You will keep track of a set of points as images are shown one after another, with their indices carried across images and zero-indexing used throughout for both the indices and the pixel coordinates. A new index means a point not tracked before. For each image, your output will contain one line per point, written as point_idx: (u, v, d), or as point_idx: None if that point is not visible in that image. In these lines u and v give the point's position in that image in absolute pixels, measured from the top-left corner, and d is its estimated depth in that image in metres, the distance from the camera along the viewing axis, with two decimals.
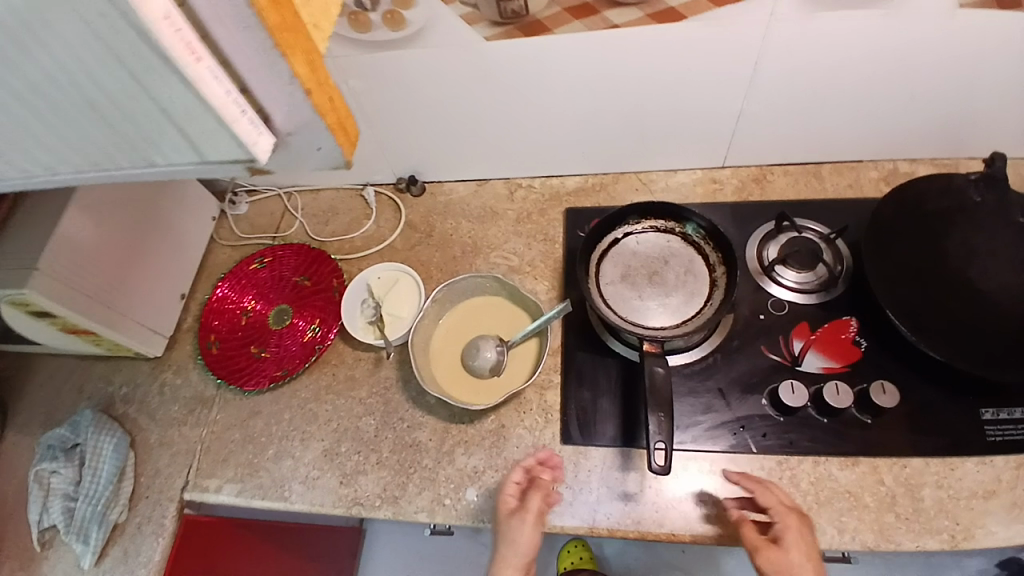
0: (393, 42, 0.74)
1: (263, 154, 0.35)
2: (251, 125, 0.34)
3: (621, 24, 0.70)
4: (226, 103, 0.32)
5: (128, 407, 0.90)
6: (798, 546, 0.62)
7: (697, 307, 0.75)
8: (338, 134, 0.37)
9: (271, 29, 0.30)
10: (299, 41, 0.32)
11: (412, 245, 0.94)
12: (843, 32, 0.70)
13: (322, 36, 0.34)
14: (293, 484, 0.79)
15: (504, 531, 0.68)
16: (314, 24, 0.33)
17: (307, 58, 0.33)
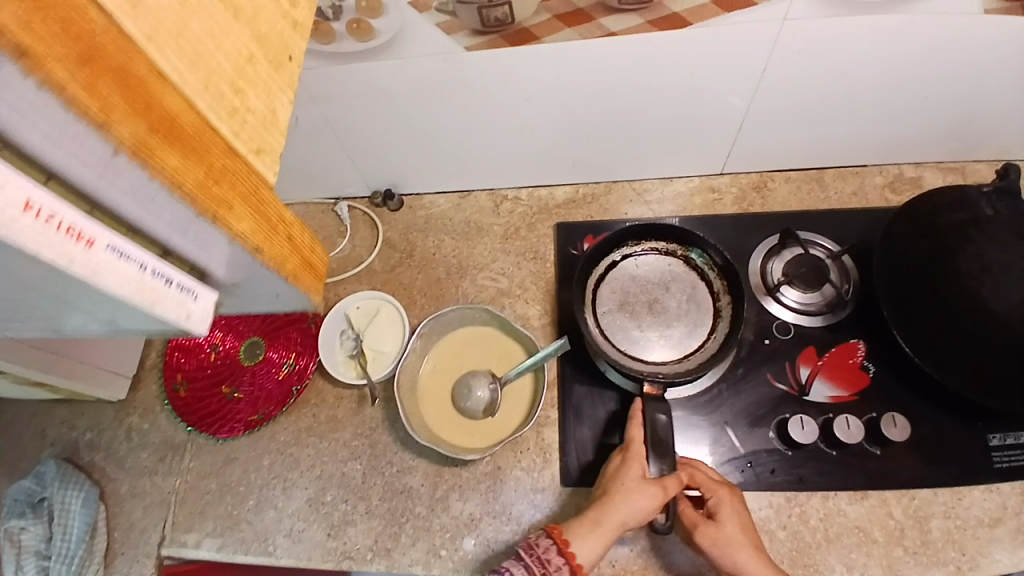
0: (361, 54, 0.64)
1: (201, 325, 0.30)
2: (183, 293, 0.28)
3: (618, 32, 0.62)
4: (148, 282, 0.26)
5: (94, 454, 0.82)
6: (733, 516, 0.62)
7: (697, 342, 0.71)
8: (301, 274, 0.33)
9: (194, 193, 0.25)
10: (234, 189, 0.27)
11: (391, 267, 0.87)
12: (864, 35, 0.63)
13: (272, 159, 0.29)
14: (277, 537, 0.74)
15: (621, 487, 0.62)
16: (256, 154, 0.28)
17: (248, 205, 0.28)
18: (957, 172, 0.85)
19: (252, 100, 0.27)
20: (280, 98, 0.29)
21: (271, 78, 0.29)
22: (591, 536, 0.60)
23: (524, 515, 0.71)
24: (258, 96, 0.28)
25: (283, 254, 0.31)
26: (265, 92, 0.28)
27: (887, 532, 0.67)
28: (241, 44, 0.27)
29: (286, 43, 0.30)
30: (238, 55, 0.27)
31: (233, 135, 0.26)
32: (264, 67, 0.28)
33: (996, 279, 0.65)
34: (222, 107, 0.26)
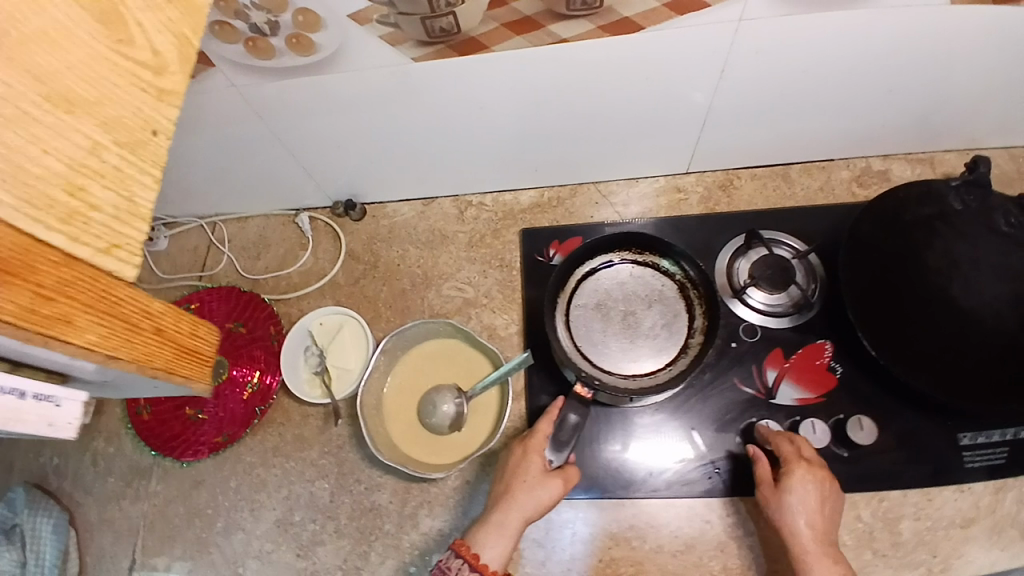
0: (303, 67, 0.61)
1: (69, 430, 0.30)
2: (40, 402, 0.28)
3: (570, 38, 0.59)
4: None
5: (62, 481, 0.80)
6: (801, 493, 0.61)
7: (650, 369, 0.69)
8: (179, 366, 0.33)
9: (17, 320, 0.24)
10: (75, 301, 0.26)
11: (356, 279, 0.86)
12: (825, 33, 0.61)
13: (129, 254, 0.28)
14: (248, 560, 0.73)
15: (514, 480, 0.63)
16: (106, 252, 0.27)
17: (92, 313, 0.27)
18: (925, 163, 0.84)
19: (97, 195, 0.26)
20: (137, 182, 0.28)
21: (124, 162, 0.27)
22: (495, 538, 0.60)
23: None
24: (106, 188, 0.27)
25: (148, 351, 0.31)
26: (115, 182, 0.27)
27: (855, 535, 0.69)
28: (80, 136, 0.26)
29: (148, 117, 0.28)
30: (75, 150, 0.26)
31: (69, 242, 0.26)
32: (114, 154, 0.27)
33: (964, 274, 0.64)
34: (53, 215, 0.25)
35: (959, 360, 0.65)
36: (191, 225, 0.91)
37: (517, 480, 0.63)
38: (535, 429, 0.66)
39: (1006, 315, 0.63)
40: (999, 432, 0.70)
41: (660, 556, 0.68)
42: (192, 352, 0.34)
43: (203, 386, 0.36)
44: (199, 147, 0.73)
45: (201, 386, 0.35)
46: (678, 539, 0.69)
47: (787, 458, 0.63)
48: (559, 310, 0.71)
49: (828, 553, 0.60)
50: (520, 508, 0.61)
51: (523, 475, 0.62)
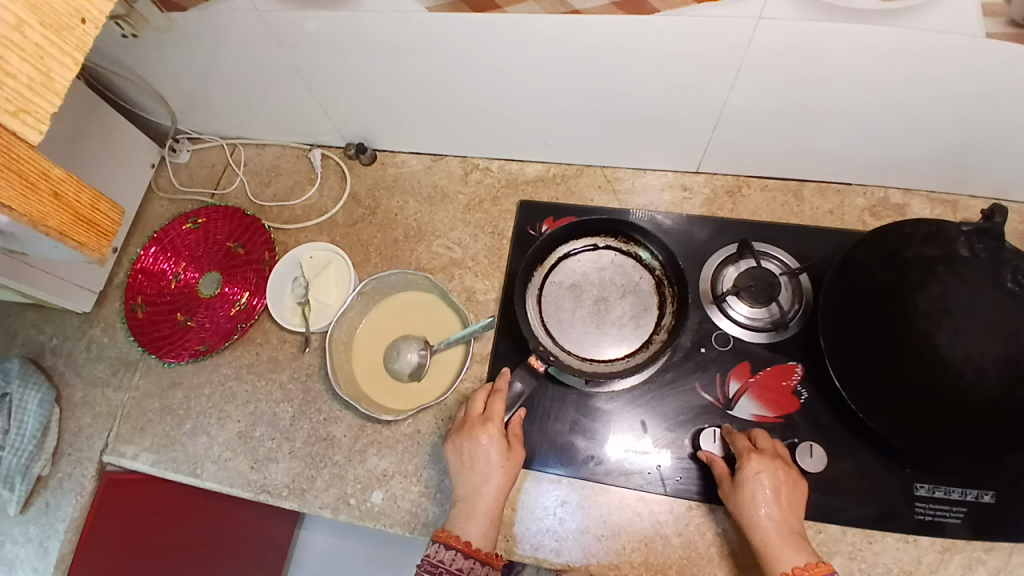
0: (323, 2, 0.63)
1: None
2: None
3: (583, 11, 0.59)
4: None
5: (56, 359, 0.87)
6: (758, 481, 0.61)
7: (608, 356, 0.70)
8: (73, 230, 0.39)
9: None
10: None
11: (353, 221, 0.88)
12: (846, 44, 0.58)
13: (34, 120, 0.34)
14: (205, 463, 0.78)
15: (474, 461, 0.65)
16: (14, 114, 0.33)
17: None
18: (949, 205, 0.79)
19: (14, 65, 0.32)
20: (55, 61, 0.34)
21: (44, 40, 0.33)
22: (477, 523, 0.63)
23: (433, 479, 0.73)
24: (23, 60, 0.32)
25: (44, 209, 0.36)
26: (33, 56, 0.33)
27: None
28: (8, 14, 0.31)
29: (76, 7, 0.35)
30: (2, 25, 0.31)
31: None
32: (35, 32, 0.33)
33: (953, 324, 0.61)
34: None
35: (933, 411, 0.61)
36: (213, 144, 0.95)
37: (485, 467, 0.65)
38: (492, 411, 0.68)
39: (995, 377, 0.59)
40: (959, 491, 0.67)
41: (585, 537, 0.69)
42: (89, 222, 0.41)
43: (91, 255, 0.41)
44: (222, 64, 0.77)
45: (91, 253, 0.41)
46: (607, 525, 0.69)
47: (740, 453, 0.64)
48: (533, 282, 0.73)
49: (791, 542, 0.58)
50: (492, 493, 0.64)
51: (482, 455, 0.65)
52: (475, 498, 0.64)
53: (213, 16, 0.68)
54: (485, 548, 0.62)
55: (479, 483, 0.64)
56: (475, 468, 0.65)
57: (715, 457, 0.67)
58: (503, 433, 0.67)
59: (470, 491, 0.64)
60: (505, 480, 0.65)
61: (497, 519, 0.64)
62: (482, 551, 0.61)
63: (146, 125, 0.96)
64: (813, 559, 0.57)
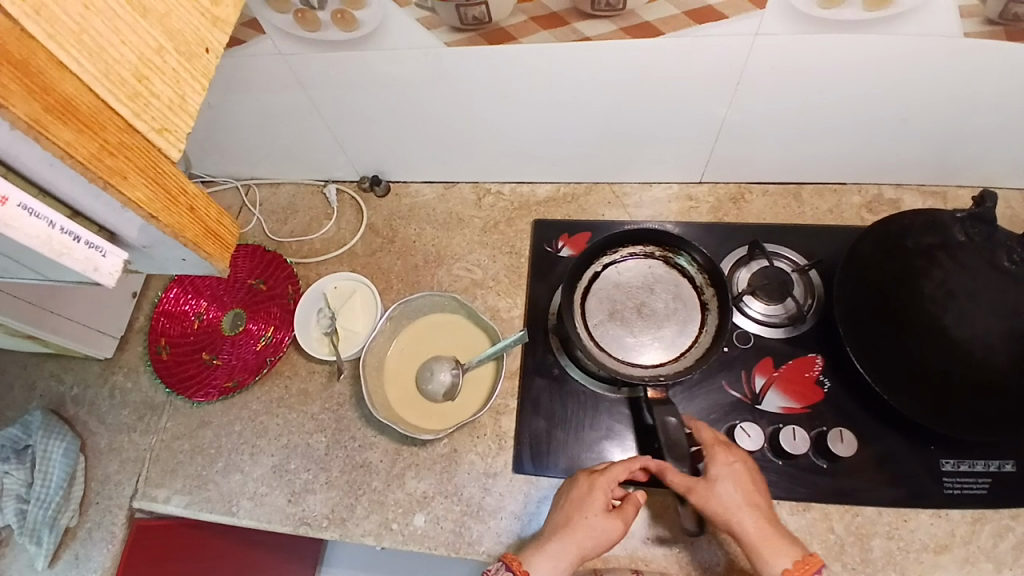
0: (346, 43, 0.67)
1: (110, 279, 0.32)
2: (90, 250, 0.31)
3: (592, 37, 0.63)
4: (53, 237, 0.29)
5: (78, 408, 0.86)
6: (732, 476, 0.63)
7: (668, 358, 0.72)
8: (205, 243, 0.36)
9: (85, 162, 0.28)
10: (128, 163, 0.30)
11: (373, 251, 0.90)
12: (837, 54, 0.63)
13: (176, 138, 0.32)
14: (240, 500, 0.77)
15: (569, 503, 0.65)
16: (156, 130, 0.31)
17: (143, 175, 0.31)
18: (939, 196, 0.85)
19: (156, 86, 0.31)
20: (189, 85, 0.33)
21: (180, 67, 0.32)
22: (547, 564, 0.61)
23: (474, 497, 0.73)
24: (164, 82, 0.31)
25: (183, 223, 0.34)
26: (172, 79, 0.32)
27: (824, 546, 0.68)
28: (149, 38, 0.31)
29: (202, 37, 0.34)
30: (145, 47, 0.30)
31: (132, 116, 0.30)
32: (173, 58, 0.32)
33: (959, 305, 0.63)
34: (121, 91, 0.29)
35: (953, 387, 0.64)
36: (228, 186, 0.97)
37: (578, 513, 0.63)
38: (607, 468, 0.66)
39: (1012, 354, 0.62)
40: (982, 463, 0.70)
41: (631, 541, 0.70)
42: (217, 235, 0.37)
43: (221, 271, 0.38)
44: (242, 108, 0.80)
45: (221, 269, 0.38)
46: (651, 527, 0.70)
47: (707, 450, 0.65)
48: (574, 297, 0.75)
49: (771, 535, 0.61)
50: (576, 542, 0.62)
51: (581, 502, 0.64)
52: (553, 540, 0.62)
53: (239, 62, 0.71)
54: None
55: (567, 524, 0.63)
56: (567, 510, 0.64)
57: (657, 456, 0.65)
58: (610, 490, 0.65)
59: (552, 530, 0.63)
60: (593, 535, 0.62)
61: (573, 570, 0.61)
62: None
63: None
64: (801, 550, 0.60)
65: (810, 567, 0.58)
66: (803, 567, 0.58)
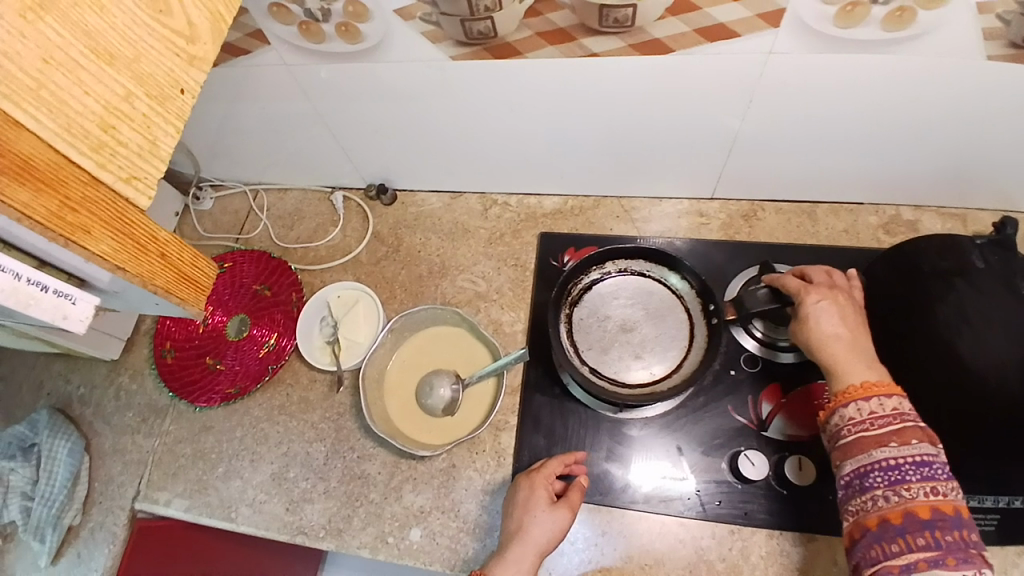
0: (349, 54, 0.66)
1: (81, 325, 0.32)
2: (58, 298, 0.31)
3: (600, 53, 0.62)
4: (21, 288, 0.30)
5: (85, 409, 0.87)
6: (821, 309, 0.62)
7: (688, 333, 0.70)
8: (177, 288, 0.37)
9: (46, 221, 0.29)
10: (93, 216, 0.31)
11: (377, 260, 0.90)
12: (853, 74, 0.61)
13: (144, 185, 0.34)
14: (239, 506, 0.78)
15: (516, 505, 0.66)
16: (123, 180, 0.33)
17: (108, 228, 0.32)
18: (958, 219, 0.82)
19: (124, 134, 0.32)
20: (160, 128, 0.34)
21: (151, 111, 0.34)
22: (510, 570, 0.62)
23: (470, 513, 0.73)
24: (132, 129, 0.33)
25: (153, 270, 0.35)
26: (141, 126, 0.33)
27: None
28: (117, 85, 0.32)
29: (177, 78, 0.35)
30: (112, 95, 0.32)
31: (97, 168, 0.31)
32: (142, 103, 0.33)
33: (975, 331, 0.60)
34: (85, 144, 0.31)
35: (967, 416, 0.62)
36: (237, 191, 0.97)
37: (525, 515, 0.65)
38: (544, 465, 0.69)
39: None
40: (993, 499, 0.68)
41: (628, 565, 0.69)
42: (190, 279, 0.39)
43: (196, 312, 0.40)
44: (248, 116, 0.80)
45: (195, 309, 0.39)
46: (649, 552, 0.69)
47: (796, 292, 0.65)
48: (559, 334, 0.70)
49: (861, 363, 0.59)
50: (531, 542, 0.63)
51: (524, 502, 0.66)
52: (509, 545, 0.64)
53: (245, 71, 0.71)
54: None
55: (521, 531, 0.64)
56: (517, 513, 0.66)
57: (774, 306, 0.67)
58: (548, 486, 0.67)
59: (509, 536, 0.64)
60: (545, 534, 0.64)
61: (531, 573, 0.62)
62: None
63: (170, 175, 0.99)
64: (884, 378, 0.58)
65: (881, 390, 0.56)
66: (869, 391, 0.57)
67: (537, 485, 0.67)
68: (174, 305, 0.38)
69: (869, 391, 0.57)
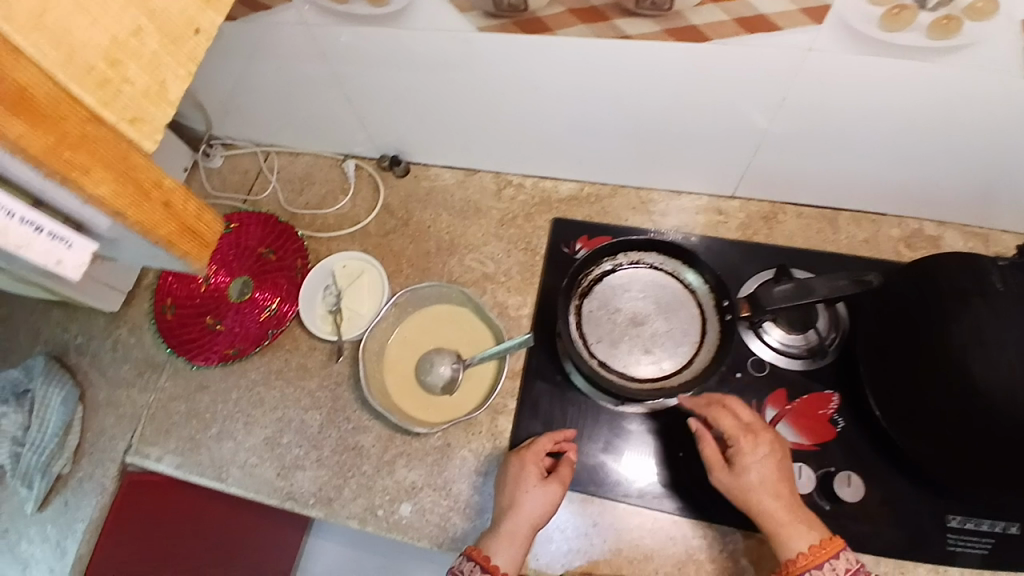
0: (372, 17, 0.64)
1: (76, 273, 0.33)
2: (53, 241, 0.31)
3: (633, 35, 0.60)
4: (12, 228, 0.30)
5: (81, 358, 0.87)
6: (750, 460, 0.62)
7: (699, 329, 0.69)
8: (180, 240, 0.35)
9: (41, 155, 0.28)
10: (90, 157, 0.30)
11: (386, 232, 0.88)
12: (890, 80, 0.59)
13: (150, 128, 0.32)
14: (230, 468, 0.78)
15: (509, 480, 0.66)
16: (127, 121, 0.31)
17: (109, 170, 0.31)
18: (980, 239, 0.80)
19: (129, 71, 0.31)
20: (170, 70, 0.33)
21: (161, 51, 0.32)
22: (506, 545, 0.62)
23: (462, 494, 0.72)
24: (138, 68, 0.32)
25: (155, 220, 0.33)
26: (149, 65, 0.32)
27: None
28: (126, 20, 0.31)
29: (192, 18, 0.33)
30: (121, 30, 0.31)
31: (98, 105, 0.30)
32: (152, 41, 0.32)
33: (987, 356, 0.58)
34: (88, 79, 0.30)
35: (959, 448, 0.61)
36: (248, 150, 0.95)
37: (518, 491, 0.65)
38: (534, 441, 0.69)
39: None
40: (989, 522, 0.67)
41: (616, 559, 0.68)
42: (195, 231, 0.36)
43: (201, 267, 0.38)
44: (263, 74, 0.78)
45: (200, 266, 0.37)
46: (639, 548, 0.68)
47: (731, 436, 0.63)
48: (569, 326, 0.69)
49: (796, 524, 0.59)
50: (527, 515, 0.63)
51: (518, 477, 0.66)
52: (503, 518, 0.64)
53: (264, 27, 0.69)
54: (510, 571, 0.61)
55: (513, 507, 0.64)
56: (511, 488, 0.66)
57: (708, 436, 0.65)
58: (539, 461, 0.67)
59: (504, 508, 0.65)
60: (540, 508, 0.64)
61: (527, 544, 0.63)
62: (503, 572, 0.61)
63: (181, 129, 0.97)
64: (824, 533, 0.59)
65: (827, 553, 0.57)
66: (814, 557, 0.58)
67: (527, 463, 0.67)
68: (177, 258, 0.36)
69: (818, 557, 0.57)
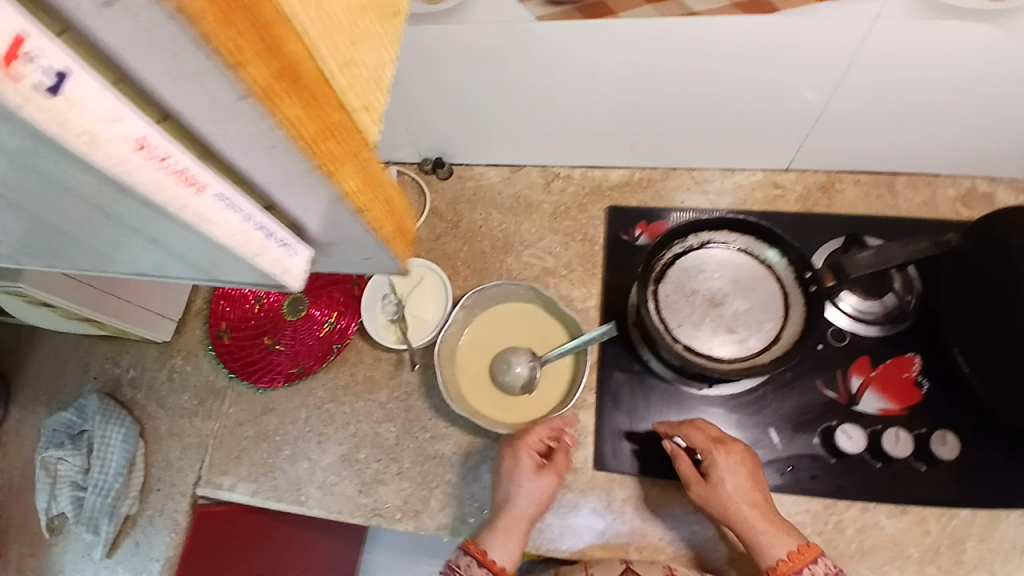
0: (427, 14, 0.62)
1: (293, 277, 0.32)
2: (283, 248, 0.30)
3: (699, 11, 0.59)
4: (257, 235, 0.28)
5: (136, 392, 0.84)
6: (725, 473, 0.63)
7: (780, 305, 0.68)
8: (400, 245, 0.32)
9: (309, 145, 0.24)
10: (344, 148, 0.25)
11: (437, 235, 0.87)
12: (959, 39, 0.58)
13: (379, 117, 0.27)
14: (308, 489, 0.76)
15: (506, 473, 0.66)
16: (365, 108, 0.26)
17: (356, 163, 0.26)
18: None
19: (363, 52, 0.26)
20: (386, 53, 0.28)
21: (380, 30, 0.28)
22: (507, 540, 0.63)
23: None
24: (368, 48, 0.27)
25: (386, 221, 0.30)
26: (375, 45, 0.27)
27: (920, 548, 0.66)
28: None
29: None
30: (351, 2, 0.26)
31: (346, 86, 0.25)
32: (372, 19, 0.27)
33: None
34: (338, 55, 0.25)
35: None
36: None
37: (510, 484, 0.65)
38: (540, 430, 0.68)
39: None
40: None
41: (718, 543, 0.68)
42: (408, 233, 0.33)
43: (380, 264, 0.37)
44: None
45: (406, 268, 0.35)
46: None
47: (704, 450, 0.64)
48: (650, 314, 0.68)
49: (778, 532, 0.61)
50: (525, 509, 0.64)
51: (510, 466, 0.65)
52: (501, 513, 0.65)
53: None
54: (509, 564, 0.63)
55: (509, 501, 0.65)
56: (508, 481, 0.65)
57: (681, 452, 0.66)
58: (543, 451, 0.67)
59: (504, 501, 0.65)
60: (531, 500, 0.64)
61: (523, 536, 0.64)
62: (501, 565, 0.63)
63: None
64: (802, 539, 0.62)
65: (808, 558, 0.60)
66: (797, 563, 0.60)
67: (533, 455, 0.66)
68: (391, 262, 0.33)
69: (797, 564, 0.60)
